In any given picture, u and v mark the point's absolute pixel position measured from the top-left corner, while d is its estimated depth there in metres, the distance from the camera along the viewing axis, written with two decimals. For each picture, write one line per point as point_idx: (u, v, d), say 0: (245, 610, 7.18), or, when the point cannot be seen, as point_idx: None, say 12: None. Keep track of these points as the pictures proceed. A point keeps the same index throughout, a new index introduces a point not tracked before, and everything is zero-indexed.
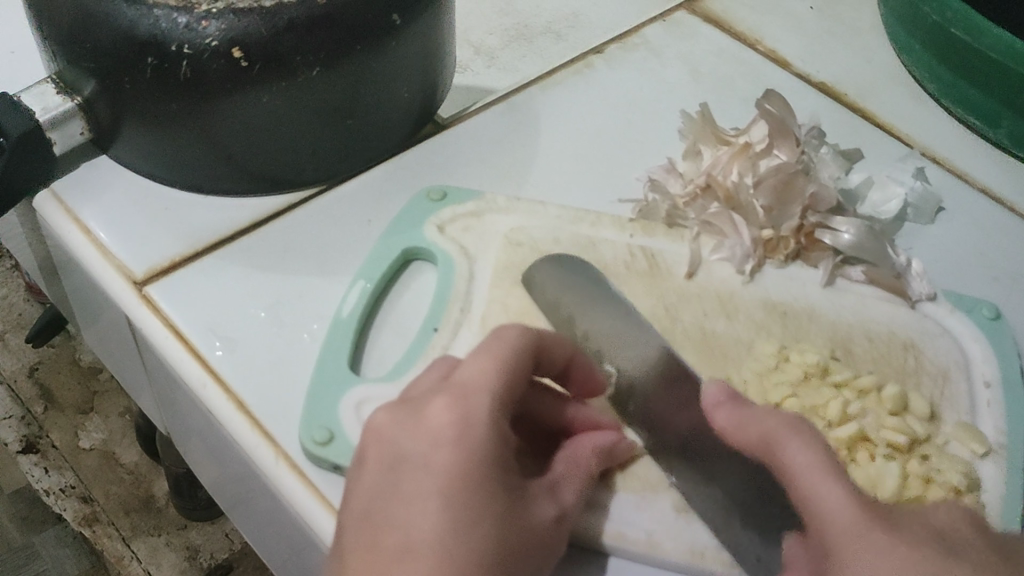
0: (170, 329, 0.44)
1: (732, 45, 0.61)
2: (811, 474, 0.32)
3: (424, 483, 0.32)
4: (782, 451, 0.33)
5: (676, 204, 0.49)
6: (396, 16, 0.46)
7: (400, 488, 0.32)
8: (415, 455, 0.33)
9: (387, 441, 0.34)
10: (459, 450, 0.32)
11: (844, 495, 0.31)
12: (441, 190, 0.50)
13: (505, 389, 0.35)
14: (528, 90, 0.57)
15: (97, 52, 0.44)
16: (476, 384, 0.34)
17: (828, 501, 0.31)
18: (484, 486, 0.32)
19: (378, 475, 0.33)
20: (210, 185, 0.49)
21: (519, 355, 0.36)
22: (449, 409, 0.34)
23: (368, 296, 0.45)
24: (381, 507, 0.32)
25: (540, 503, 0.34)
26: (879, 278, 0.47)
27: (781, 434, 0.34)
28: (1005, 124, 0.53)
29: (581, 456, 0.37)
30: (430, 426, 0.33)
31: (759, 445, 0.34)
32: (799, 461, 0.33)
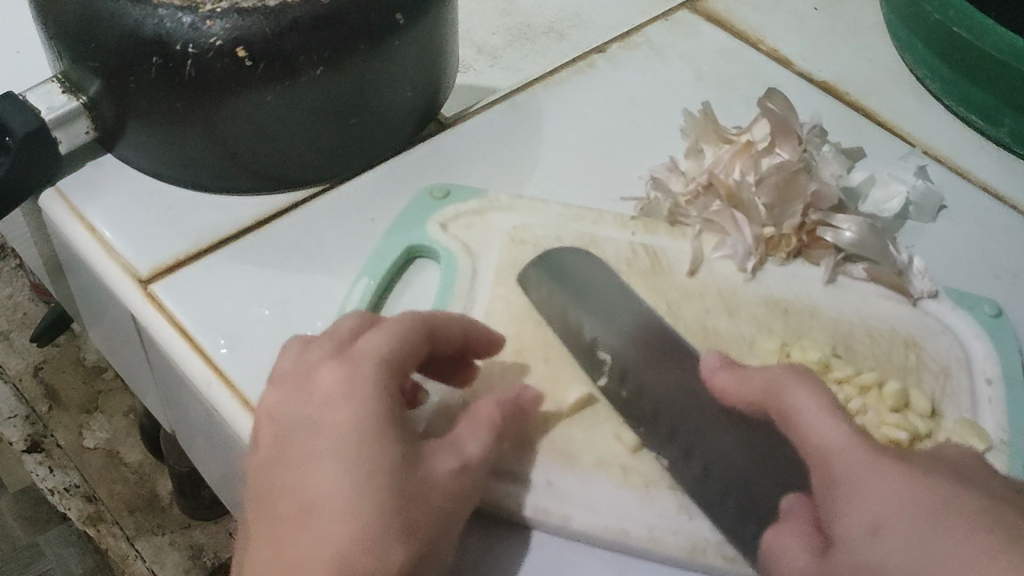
0: (175, 326, 0.45)
1: (734, 45, 0.61)
2: (812, 414, 0.33)
3: (319, 444, 0.33)
4: (786, 397, 0.34)
5: (678, 202, 0.50)
6: (399, 16, 0.46)
7: (295, 452, 0.34)
8: (309, 421, 0.34)
9: (281, 415, 0.35)
10: (343, 413, 0.34)
11: (845, 430, 0.32)
12: (444, 188, 0.50)
13: (393, 355, 0.36)
14: (530, 90, 0.58)
15: (102, 52, 0.44)
16: (363, 352, 0.36)
17: (829, 437, 0.32)
18: (373, 435, 0.33)
19: (278, 447, 0.35)
20: (214, 184, 0.50)
21: (401, 324, 0.37)
22: (333, 376, 0.35)
23: (372, 294, 0.46)
24: (284, 476, 0.33)
25: (440, 453, 0.35)
26: (880, 276, 0.47)
27: (784, 381, 0.35)
28: (1007, 121, 0.53)
29: (481, 407, 0.37)
30: (320, 392, 0.35)
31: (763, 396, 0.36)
32: (801, 403, 0.34)
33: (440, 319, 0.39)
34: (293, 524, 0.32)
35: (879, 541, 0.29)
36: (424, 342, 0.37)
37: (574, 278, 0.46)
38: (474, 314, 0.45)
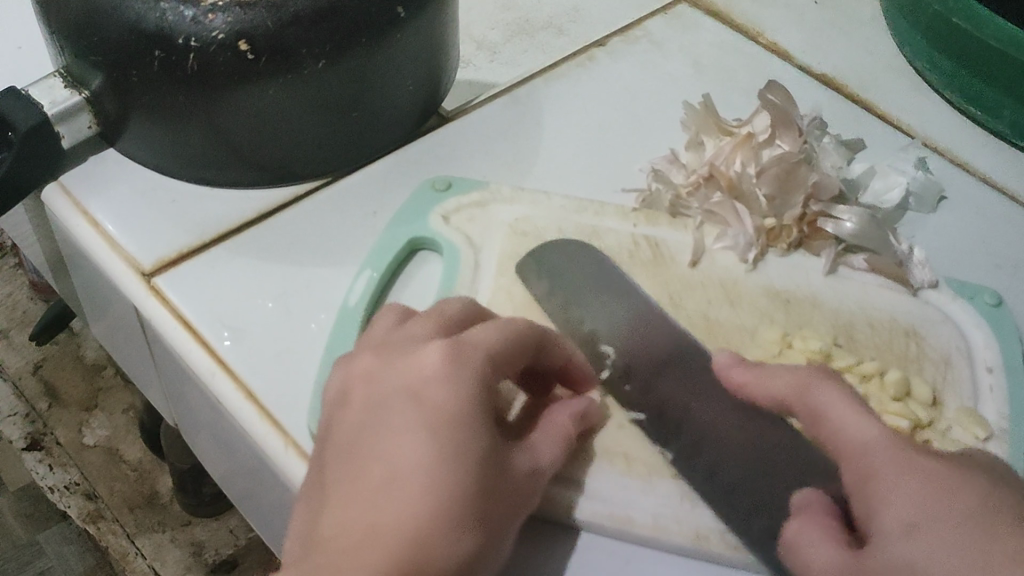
0: (179, 319, 0.45)
1: (733, 38, 0.61)
2: (846, 421, 0.35)
3: (413, 416, 0.34)
4: (814, 397, 0.37)
5: (679, 194, 0.50)
6: (400, 9, 0.47)
7: (388, 422, 0.34)
8: (406, 392, 0.35)
9: (376, 383, 0.36)
10: (445, 392, 0.34)
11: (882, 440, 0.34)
12: (446, 180, 0.51)
13: (502, 354, 0.36)
14: (530, 83, 0.58)
15: (104, 46, 0.44)
16: (473, 342, 0.36)
17: (866, 446, 0.34)
18: (468, 424, 0.34)
19: (369, 414, 0.35)
20: (217, 177, 0.50)
21: (520, 327, 0.38)
22: (438, 356, 0.35)
23: (375, 285, 0.46)
24: (370, 440, 0.34)
25: (519, 454, 0.36)
26: (881, 266, 0.47)
27: (815, 381, 0.37)
28: (1006, 113, 0.53)
29: (560, 421, 0.38)
30: (422, 366, 0.35)
31: (792, 393, 0.38)
32: (832, 405, 0.36)
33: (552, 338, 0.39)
34: (375, 487, 0.32)
35: (915, 541, 0.31)
36: (533, 352, 0.38)
37: (576, 268, 0.46)
38: (477, 305, 0.45)
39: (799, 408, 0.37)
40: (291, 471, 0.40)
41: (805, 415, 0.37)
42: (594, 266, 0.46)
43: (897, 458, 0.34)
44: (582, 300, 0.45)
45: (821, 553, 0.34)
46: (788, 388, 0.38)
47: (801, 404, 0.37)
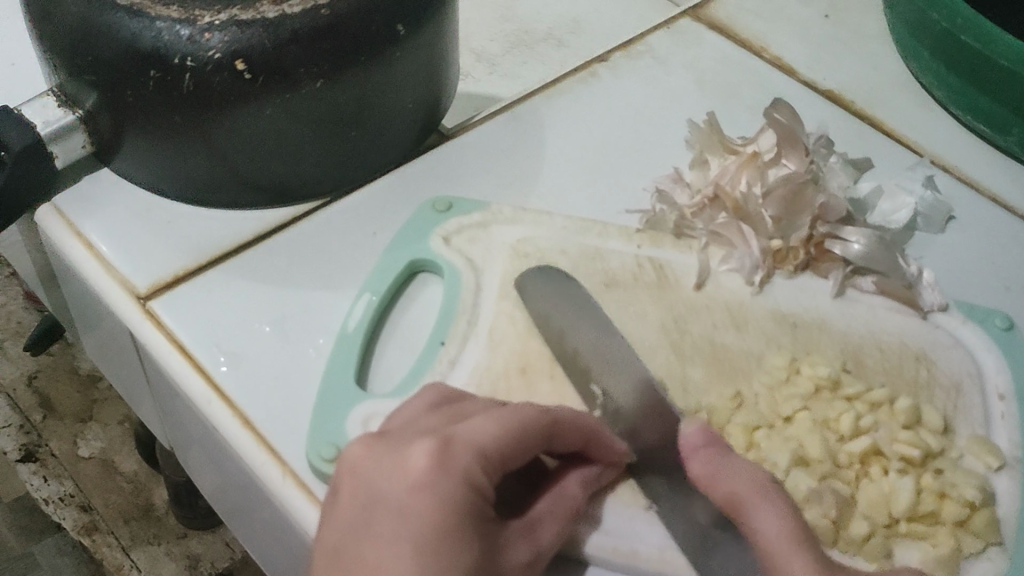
0: (174, 344, 0.44)
1: (737, 53, 0.60)
2: (776, 543, 0.33)
3: (397, 527, 0.31)
4: (749, 517, 0.34)
5: (684, 214, 0.49)
6: (400, 27, 0.46)
7: (372, 532, 0.31)
8: (391, 496, 0.32)
9: (364, 480, 0.33)
10: (433, 499, 0.31)
11: (807, 565, 0.32)
12: (447, 201, 0.50)
13: (497, 448, 0.34)
14: (532, 100, 0.57)
15: (99, 64, 0.43)
16: (466, 436, 0.33)
17: (790, 572, 0.32)
18: (457, 536, 0.31)
19: (354, 518, 0.32)
20: (214, 198, 0.49)
21: (523, 416, 0.35)
22: (429, 456, 0.32)
23: (374, 309, 0.45)
24: (352, 551, 0.31)
25: (513, 547, 0.34)
26: (890, 289, 0.46)
27: (747, 498, 0.34)
28: (1015, 132, 0.52)
29: (563, 497, 0.37)
30: (409, 467, 0.32)
31: (727, 505, 0.35)
32: (769, 529, 0.33)
33: (568, 418, 0.37)
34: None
35: None
36: (542, 441, 0.35)
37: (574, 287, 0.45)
38: (479, 330, 0.44)
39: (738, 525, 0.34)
40: (289, 501, 0.40)
41: (743, 535, 0.34)
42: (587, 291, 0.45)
43: None
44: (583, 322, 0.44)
45: None
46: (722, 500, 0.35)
47: (740, 521, 0.34)
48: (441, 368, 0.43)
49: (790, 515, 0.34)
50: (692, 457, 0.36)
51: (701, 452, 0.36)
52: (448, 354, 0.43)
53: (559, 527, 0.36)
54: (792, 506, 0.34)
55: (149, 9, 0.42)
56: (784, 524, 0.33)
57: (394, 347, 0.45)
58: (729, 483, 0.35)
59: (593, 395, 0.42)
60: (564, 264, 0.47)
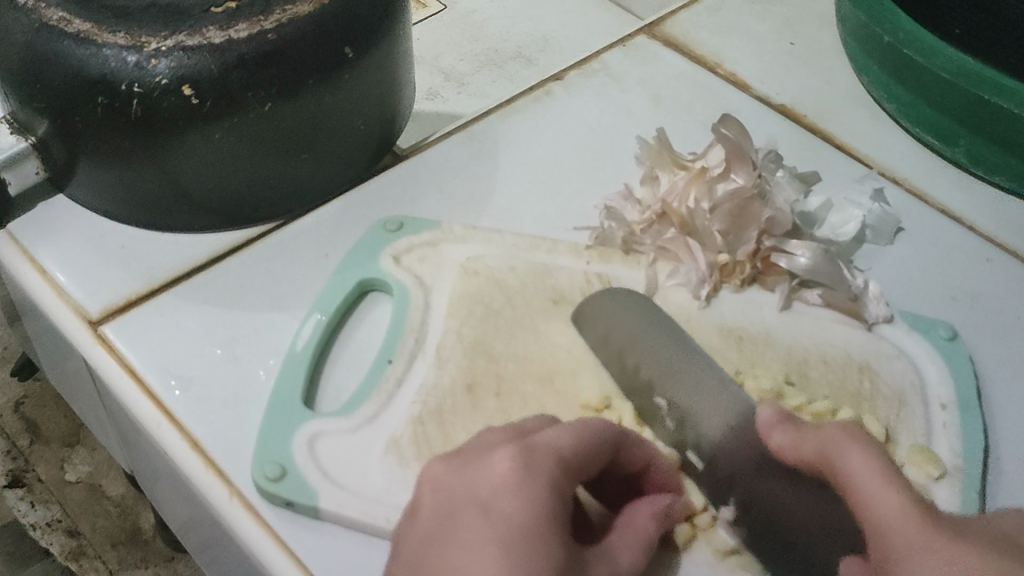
0: (125, 369, 0.44)
1: (691, 69, 0.61)
2: (871, 484, 0.31)
3: (480, 528, 0.31)
4: (837, 457, 0.33)
5: (632, 230, 0.49)
6: (348, 49, 0.46)
7: (458, 532, 0.31)
8: (475, 503, 0.32)
9: (444, 490, 0.34)
10: (526, 500, 0.32)
11: (900, 499, 0.30)
12: (398, 220, 0.50)
13: (575, 460, 0.35)
14: (487, 119, 0.58)
15: (47, 92, 0.43)
16: (547, 445, 0.35)
17: (883, 506, 0.30)
18: (546, 534, 0.31)
19: (436, 522, 0.32)
20: (168, 223, 0.49)
21: (596, 431, 0.36)
22: (510, 462, 0.33)
23: (322, 329, 0.45)
24: (438, 553, 0.31)
25: (596, 571, 0.33)
26: (835, 301, 0.47)
27: (837, 443, 0.33)
28: (963, 143, 0.53)
29: (643, 530, 0.36)
30: (494, 471, 0.33)
31: (819, 456, 0.34)
32: (854, 465, 0.32)
33: (629, 436, 0.38)
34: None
35: None
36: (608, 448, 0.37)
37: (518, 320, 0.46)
38: (426, 348, 0.45)
39: (825, 472, 0.34)
40: (236, 522, 0.40)
41: (833, 479, 0.33)
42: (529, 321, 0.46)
43: (925, 533, 0.29)
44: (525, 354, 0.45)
45: None
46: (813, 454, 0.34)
47: (826, 468, 0.34)
48: (388, 386, 0.43)
49: (880, 453, 0.32)
50: (770, 432, 0.37)
51: (781, 423, 0.37)
52: (395, 371, 0.44)
53: (650, 517, 0.36)
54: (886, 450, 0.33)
55: (96, 36, 0.42)
56: (875, 463, 0.32)
57: (342, 366, 0.45)
58: (821, 438, 0.34)
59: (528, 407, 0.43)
60: (512, 281, 0.48)
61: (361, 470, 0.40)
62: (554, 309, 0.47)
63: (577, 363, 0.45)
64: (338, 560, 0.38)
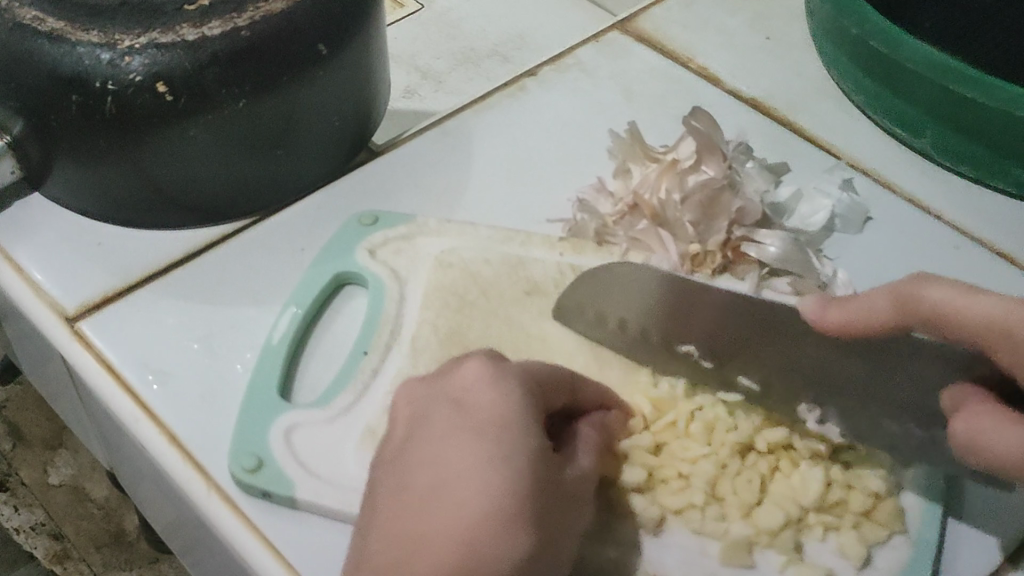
0: (102, 364, 0.45)
1: (664, 63, 0.62)
2: (956, 300, 0.35)
3: (457, 421, 0.35)
4: (920, 294, 0.36)
5: (605, 223, 0.50)
6: (322, 46, 0.47)
7: (435, 429, 0.35)
8: (452, 402, 0.37)
9: (419, 401, 0.38)
10: (499, 397, 0.36)
11: (995, 303, 0.34)
12: (373, 215, 0.51)
13: (538, 372, 0.39)
14: (462, 115, 0.58)
15: (21, 90, 0.44)
16: (512, 362, 0.39)
17: (981, 311, 0.34)
18: (516, 419, 0.35)
19: (413, 429, 0.36)
20: (144, 219, 0.50)
21: (550, 360, 0.40)
22: (479, 370, 0.38)
23: (298, 322, 0.46)
24: (418, 448, 0.35)
25: (562, 466, 0.36)
26: (805, 289, 0.47)
27: (910, 283, 0.36)
28: (929, 133, 0.54)
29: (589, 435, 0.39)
30: (467, 377, 0.37)
31: (892, 308, 0.36)
32: (938, 296, 0.35)
33: (583, 380, 0.41)
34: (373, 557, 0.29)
35: None
36: (541, 412, 0.37)
37: (491, 312, 0.47)
38: (401, 340, 0.45)
39: (909, 320, 0.36)
40: (213, 514, 0.40)
41: (920, 323, 0.36)
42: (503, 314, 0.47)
43: None
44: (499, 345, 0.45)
45: (1003, 440, 0.33)
46: (887, 307, 0.37)
47: (912, 317, 0.36)
48: (363, 378, 0.44)
49: (963, 285, 0.35)
50: (824, 313, 0.39)
51: (831, 304, 0.40)
52: (371, 363, 0.44)
53: (591, 427, 0.39)
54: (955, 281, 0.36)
55: (70, 33, 0.42)
56: (950, 288, 0.35)
57: (318, 359, 0.46)
58: (888, 291, 0.37)
59: None
60: (486, 273, 0.49)
61: (338, 460, 0.41)
62: (528, 300, 0.47)
63: (551, 352, 0.45)
64: (316, 550, 0.39)
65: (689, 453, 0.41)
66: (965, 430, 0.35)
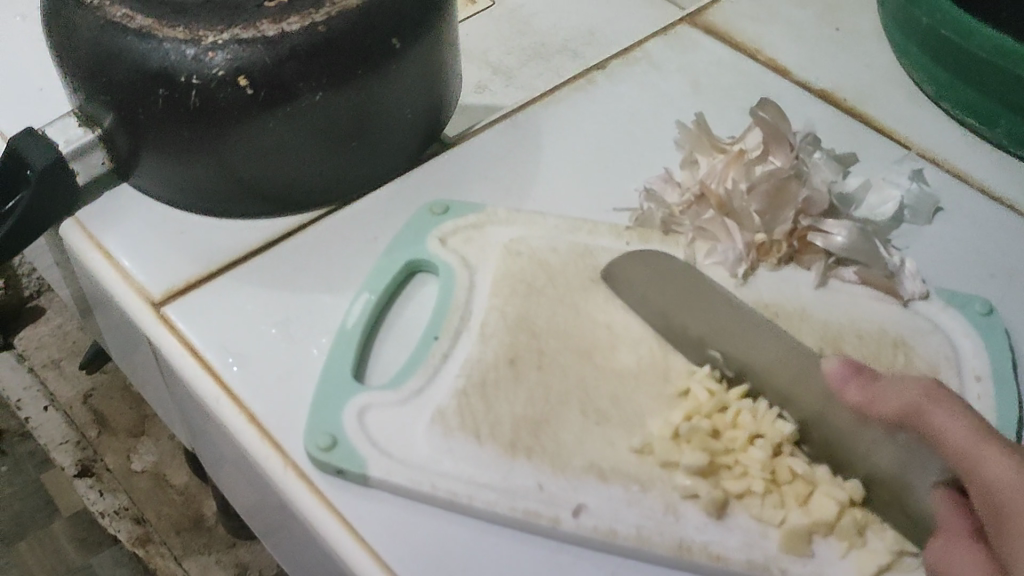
0: (186, 347, 0.47)
1: (732, 56, 0.62)
2: (955, 436, 0.35)
3: None
4: (939, 426, 0.35)
5: (672, 212, 0.51)
6: (396, 40, 0.48)
7: None
8: None
9: None
10: None
11: (1004, 462, 0.33)
12: (444, 204, 0.52)
13: None
14: (531, 108, 0.59)
15: (112, 85, 0.46)
16: None
17: (983, 464, 0.33)
18: None
19: None
20: (226, 209, 0.52)
21: None
22: None
23: (371, 307, 0.47)
24: None
25: None
26: (872, 279, 0.48)
27: (922, 401, 0.36)
28: (1002, 122, 0.53)
29: None
30: None
31: (902, 412, 0.37)
32: (942, 425, 0.35)
33: None
34: None
35: None
36: None
37: (557, 299, 0.48)
38: (471, 326, 0.47)
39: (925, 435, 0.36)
40: (290, 489, 0.42)
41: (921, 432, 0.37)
42: (569, 302, 0.48)
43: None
44: (565, 332, 0.46)
45: None
46: (897, 412, 0.37)
47: (916, 422, 0.37)
48: (434, 361, 0.45)
49: (972, 415, 0.35)
50: (845, 388, 0.40)
51: (854, 381, 0.40)
52: (441, 347, 0.45)
53: None
54: (969, 405, 0.36)
55: (156, 30, 0.44)
56: (961, 420, 0.35)
57: (390, 344, 0.47)
58: (902, 392, 0.38)
59: (569, 380, 0.44)
60: (554, 261, 0.50)
61: (408, 441, 0.42)
62: (595, 288, 0.48)
63: (616, 338, 0.46)
64: (388, 523, 0.40)
65: (740, 442, 0.41)
66: (939, 561, 0.36)
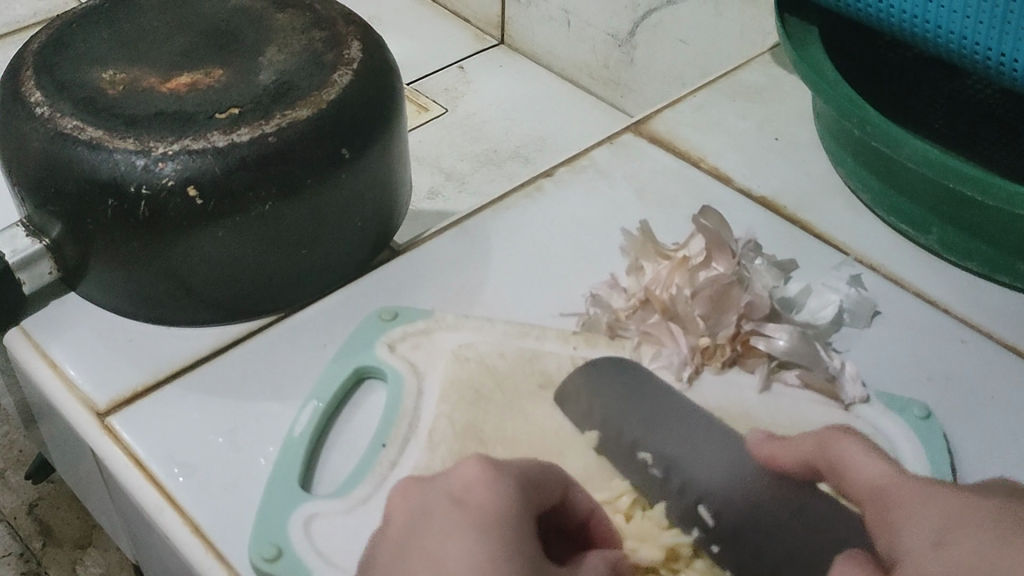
0: (130, 457, 0.46)
1: (676, 164, 0.64)
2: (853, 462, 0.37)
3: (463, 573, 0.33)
4: (836, 446, 0.38)
5: (617, 317, 0.52)
6: (345, 150, 0.49)
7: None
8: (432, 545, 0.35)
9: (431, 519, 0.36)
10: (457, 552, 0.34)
11: (874, 460, 0.37)
12: (393, 310, 0.53)
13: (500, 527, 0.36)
14: (481, 215, 0.60)
15: (61, 195, 0.46)
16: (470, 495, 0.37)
17: (864, 464, 0.37)
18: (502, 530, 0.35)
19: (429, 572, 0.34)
20: (174, 317, 0.52)
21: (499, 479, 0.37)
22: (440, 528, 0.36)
23: (319, 415, 0.47)
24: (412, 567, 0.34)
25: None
26: (812, 381, 0.49)
27: (830, 437, 0.39)
28: (935, 230, 0.55)
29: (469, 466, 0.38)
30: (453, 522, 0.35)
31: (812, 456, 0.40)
32: (850, 452, 0.37)
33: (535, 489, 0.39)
34: None
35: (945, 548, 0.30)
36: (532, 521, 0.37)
37: (505, 404, 0.48)
38: (419, 432, 0.47)
39: (822, 463, 0.39)
40: None
41: (832, 472, 0.38)
42: (516, 407, 0.48)
43: (910, 489, 0.34)
44: (513, 437, 0.47)
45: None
46: (808, 452, 0.40)
47: (824, 459, 0.39)
48: (381, 469, 0.45)
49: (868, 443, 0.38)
50: (762, 445, 0.43)
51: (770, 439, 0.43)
52: (388, 455, 0.45)
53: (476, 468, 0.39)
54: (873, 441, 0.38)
55: (108, 141, 0.45)
56: (863, 454, 0.37)
57: (337, 453, 0.47)
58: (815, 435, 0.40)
59: None
60: (502, 366, 0.50)
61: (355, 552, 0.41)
62: (541, 392, 0.49)
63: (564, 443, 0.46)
64: None
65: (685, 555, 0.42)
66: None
